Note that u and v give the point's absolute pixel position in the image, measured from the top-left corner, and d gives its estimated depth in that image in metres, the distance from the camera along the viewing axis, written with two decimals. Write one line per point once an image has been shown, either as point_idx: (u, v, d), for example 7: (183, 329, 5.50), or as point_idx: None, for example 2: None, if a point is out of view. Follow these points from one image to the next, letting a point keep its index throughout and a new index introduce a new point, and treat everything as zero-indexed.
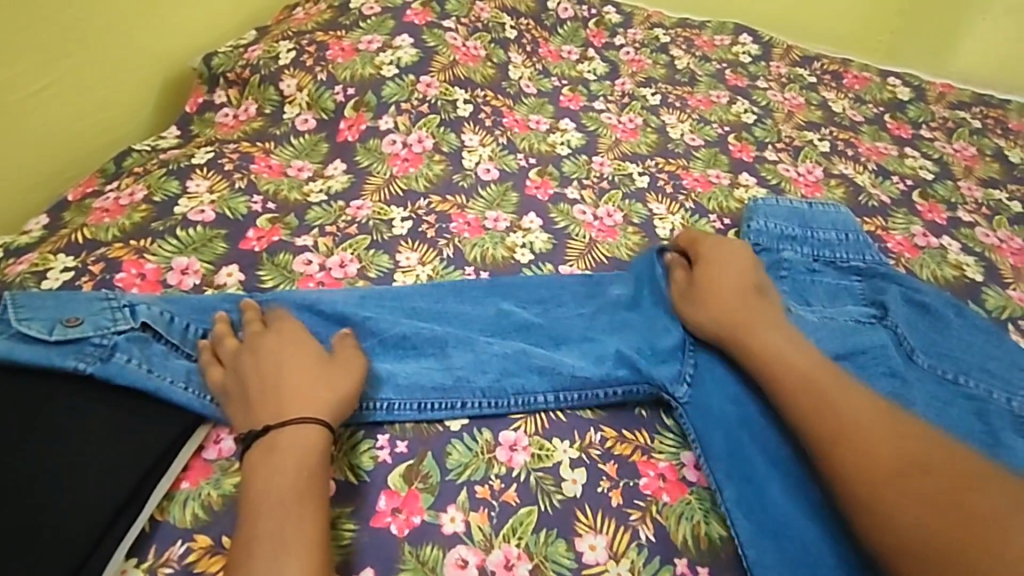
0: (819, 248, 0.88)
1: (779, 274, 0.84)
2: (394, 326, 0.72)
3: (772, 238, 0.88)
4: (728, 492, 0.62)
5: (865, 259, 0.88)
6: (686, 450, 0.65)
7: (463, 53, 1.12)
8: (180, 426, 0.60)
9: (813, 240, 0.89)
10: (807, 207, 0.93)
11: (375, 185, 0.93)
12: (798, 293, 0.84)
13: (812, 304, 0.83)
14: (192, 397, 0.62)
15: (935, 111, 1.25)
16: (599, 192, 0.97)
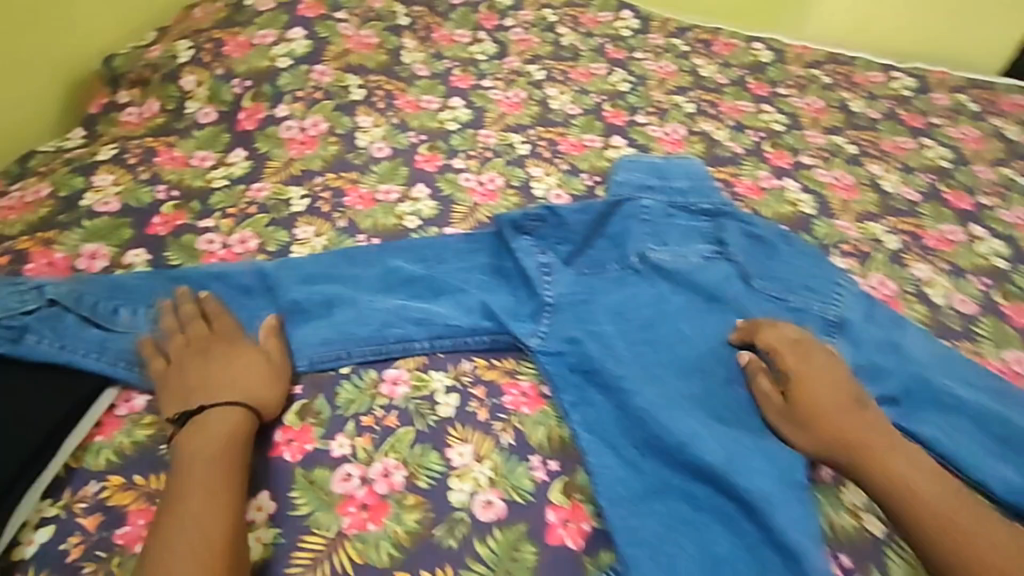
0: (673, 196, 1.00)
1: (638, 218, 0.94)
2: (287, 291, 0.82)
3: (631, 189, 1.00)
4: (582, 400, 0.74)
5: (713, 202, 1.00)
6: (544, 372, 0.77)
7: (356, 42, 1.19)
8: (89, 387, 0.68)
9: (669, 188, 1.01)
10: (663, 162, 1.05)
11: (275, 168, 1.01)
12: (657, 233, 0.94)
13: (669, 243, 0.93)
14: (103, 363, 0.70)
15: (792, 70, 1.39)
16: (483, 161, 1.07)
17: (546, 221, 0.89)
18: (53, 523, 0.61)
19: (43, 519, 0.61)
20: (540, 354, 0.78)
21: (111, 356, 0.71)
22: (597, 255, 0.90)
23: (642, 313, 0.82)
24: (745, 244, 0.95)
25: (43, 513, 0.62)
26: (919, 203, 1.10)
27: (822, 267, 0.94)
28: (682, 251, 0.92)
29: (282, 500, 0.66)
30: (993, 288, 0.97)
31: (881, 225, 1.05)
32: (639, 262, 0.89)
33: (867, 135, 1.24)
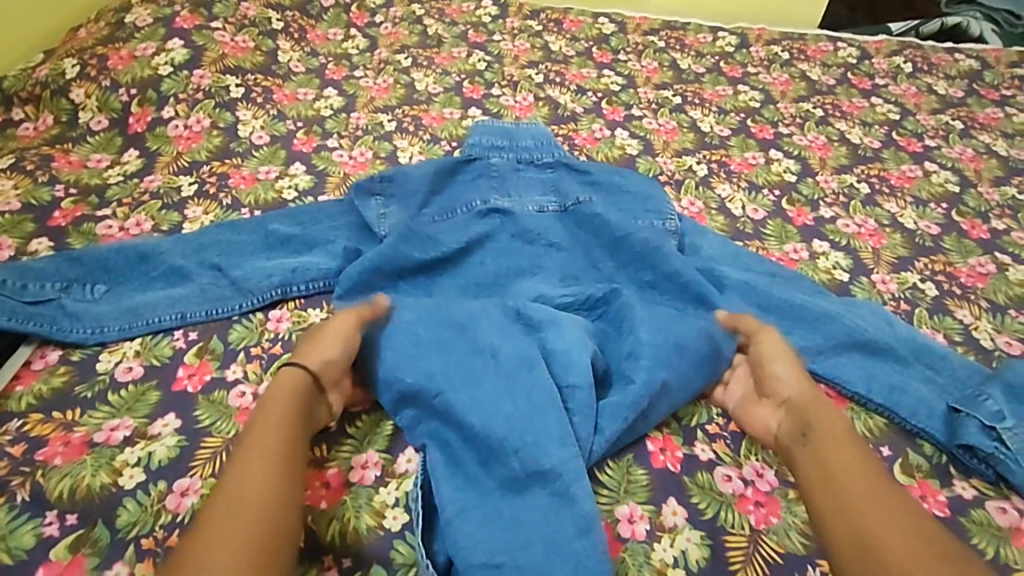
0: (519, 153, 1.14)
1: (485, 172, 1.09)
2: (178, 258, 0.95)
3: (483, 148, 1.13)
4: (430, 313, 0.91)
5: (553, 154, 1.14)
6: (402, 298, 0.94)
7: (232, 46, 1.33)
8: (3, 345, 0.82)
9: (515, 148, 1.14)
10: (513, 127, 1.18)
11: (166, 161, 1.14)
12: (501, 183, 1.08)
13: (511, 189, 1.08)
14: (14, 324, 0.83)
15: (631, 39, 1.59)
16: (354, 139, 1.23)
17: (403, 182, 1.06)
18: None
19: None
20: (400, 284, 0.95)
21: (21, 318, 0.84)
22: (448, 200, 1.07)
23: (481, 239, 1.00)
24: (581, 182, 1.10)
25: None
26: (729, 138, 1.31)
27: (653, 190, 1.08)
28: (521, 195, 1.07)
29: (187, 417, 0.79)
30: (781, 198, 1.18)
31: (695, 157, 1.25)
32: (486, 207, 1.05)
33: (692, 87, 1.45)
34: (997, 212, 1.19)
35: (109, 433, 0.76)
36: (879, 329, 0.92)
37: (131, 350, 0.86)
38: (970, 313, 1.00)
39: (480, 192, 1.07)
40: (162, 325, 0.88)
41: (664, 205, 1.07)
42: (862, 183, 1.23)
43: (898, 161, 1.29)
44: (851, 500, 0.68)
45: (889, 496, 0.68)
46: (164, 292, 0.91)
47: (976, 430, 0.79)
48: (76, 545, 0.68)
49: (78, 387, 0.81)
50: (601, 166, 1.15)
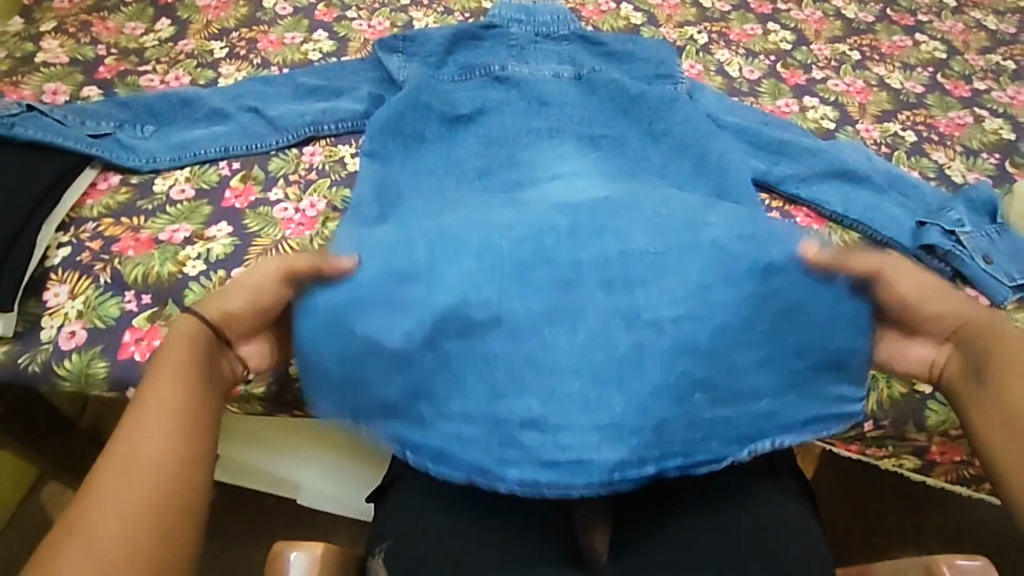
0: (538, 26, 1.17)
1: (502, 39, 1.16)
2: (218, 102, 1.03)
3: (504, 19, 1.18)
4: (452, 167, 0.98)
5: (570, 29, 1.17)
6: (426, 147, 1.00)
7: None
8: (74, 161, 0.92)
9: (534, 23, 1.18)
10: (532, 4, 1.20)
11: (197, 28, 1.21)
12: (519, 53, 1.15)
13: (529, 60, 1.14)
14: (82, 149, 0.93)
15: None
16: (371, 10, 1.28)
17: (425, 47, 1.13)
18: (69, 245, 0.87)
19: (61, 243, 0.87)
20: (424, 134, 1.00)
21: (85, 144, 0.93)
22: (465, 62, 1.13)
23: (496, 96, 1.07)
24: (596, 49, 1.16)
25: (60, 240, 0.87)
26: (730, 12, 1.36)
27: (670, 60, 1.15)
28: (539, 63, 1.14)
29: (237, 226, 0.90)
30: (776, 62, 1.25)
31: (696, 28, 1.31)
32: (503, 73, 1.11)
33: None
34: (980, 76, 1.25)
35: (172, 234, 0.88)
36: (863, 162, 1.00)
37: (182, 174, 0.96)
38: (944, 155, 1.08)
39: (496, 57, 1.14)
40: (206, 156, 0.97)
41: (676, 72, 1.13)
42: (854, 51, 1.29)
43: (890, 33, 1.34)
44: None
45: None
46: (207, 130, 1.00)
47: (938, 233, 0.90)
48: (153, 317, 0.82)
49: (139, 201, 0.92)
50: (619, 36, 1.19)
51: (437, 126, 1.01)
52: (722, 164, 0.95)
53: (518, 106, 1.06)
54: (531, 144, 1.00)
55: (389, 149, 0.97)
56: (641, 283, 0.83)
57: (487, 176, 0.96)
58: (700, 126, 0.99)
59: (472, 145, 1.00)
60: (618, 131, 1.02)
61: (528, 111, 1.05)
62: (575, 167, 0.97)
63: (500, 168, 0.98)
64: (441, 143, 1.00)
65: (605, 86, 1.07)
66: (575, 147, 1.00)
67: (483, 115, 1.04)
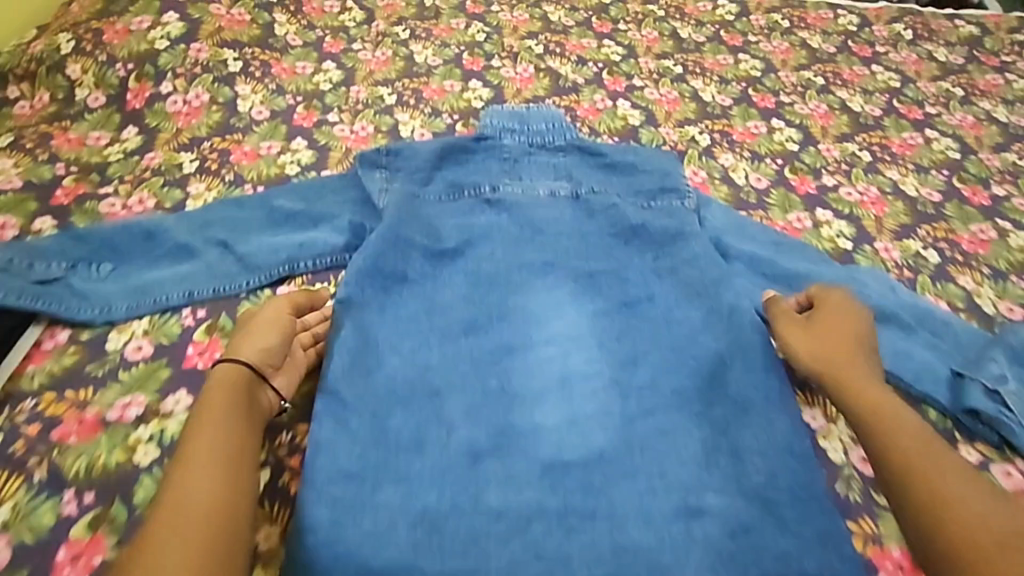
0: (532, 137, 1.11)
1: (495, 152, 1.09)
2: (183, 234, 0.95)
3: (496, 130, 1.11)
4: (439, 309, 0.88)
5: (567, 139, 1.11)
6: (407, 286, 0.90)
7: (229, 20, 1.30)
8: (12, 325, 0.84)
9: (528, 132, 1.11)
10: (524, 110, 1.14)
11: (165, 138, 1.13)
12: (514, 171, 1.08)
13: (523, 177, 1.07)
14: (25, 305, 0.84)
15: (631, 8, 1.57)
16: (354, 113, 1.22)
17: (412, 163, 1.06)
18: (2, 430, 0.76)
19: None
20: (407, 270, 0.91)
21: (31, 296, 0.84)
22: (453, 180, 1.06)
23: (484, 224, 1.01)
24: (593, 160, 1.09)
25: None
26: (731, 107, 1.30)
27: (676, 171, 1.07)
28: (533, 180, 1.07)
29: (199, 392, 0.80)
30: (784, 167, 1.18)
31: (697, 128, 1.25)
32: (494, 197, 1.04)
33: (692, 57, 1.43)
34: (998, 178, 1.19)
35: (122, 411, 0.78)
36: (885, 295, 0.93)
37: (138, 326, 0.86)
38: (972, 279, 1.01)
39: (486, 174, 1.07)
40: (167, 300, 0.88)
41: (682, 186, 1.06)
42: (864, 151, 1.23)
43: (899, 129, 1.28)
44: (937, 486, 0.69)
45: (951, 462, 0.72)
46: (169, 270, 0.90)
47: (980, 394, 0.82)
48: (94, 523, 0.70)
49: (85, 365, 0.82)
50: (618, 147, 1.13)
51: (421, 262, 0.93)
52: (731, 310, 0.88)
53: (512, 234, 0.99)
54: (521, 285, 0.93)
55: (370, 292, 0.87)
56: (641, 488, 0.73)
57: (476, 331, 0.86)
58: (703, 261, 0.94)
59: (460, 283, 0.92)
60: (621, 262, 0.97)
61: (521, 241, 0.99)
62: (572, 318, 0.89)
63: (491, 319, 0.87)
64: (426, 282, 0.91)
65: (599, 213, 1.03)
66: (571, 290, 0.93)
67: (472, 246, 0.97)
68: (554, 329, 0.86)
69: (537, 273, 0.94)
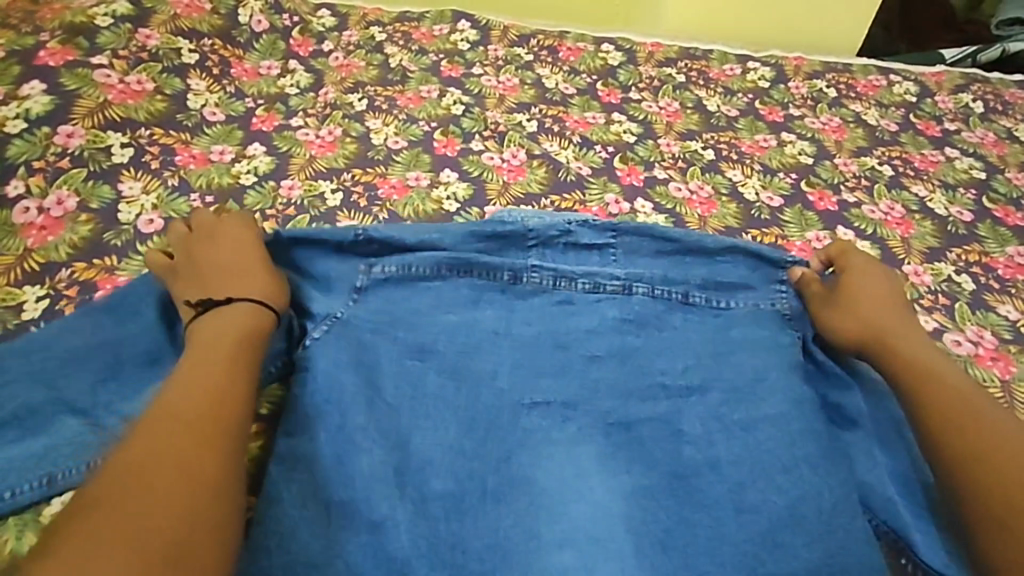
0: (547, 245, 0.80)
1: (507, 247, 0.79)
2: (44, 401, 0.65)
3: (494, 240, 0.79)
4: (417, 532, 0.61)
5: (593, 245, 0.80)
6: (365, 499, 0.62)
7: (120, 91, 0.98)
8: None
9: (541, 238, 0.80)
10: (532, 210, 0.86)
11: (5, 265, 0.80)
12: (523, 305, 0.76)
13: (534, 320, 0.75)
14: None
15: (644, 71, 1.28)
16: (283, 221, 0.91)
17: (399, 266, 0.75)
18: None
19: None
20: (367, 479, 0.63)
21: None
22: (451, 290, 0.76)
23: (490, 361, 0.71)
24: (648, 262, 0.80)
25: None
26: (782, 210, 1.00)
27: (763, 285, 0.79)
28: (550, 322, 0.75)
29: None
30: None
31: (741, 242, 0.95)
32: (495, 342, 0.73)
33: (725, 137, 1.14)
34: None
35: None
36: None
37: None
38: None
39: (494, 278, 0.77)
40: (5, 512, 0.60)
41: (775, 317, 0.77)
42: (963, 275, 0.94)
43: (1000, 241, 1.00)
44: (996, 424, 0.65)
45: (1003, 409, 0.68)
46: (19, 449, 0.62)
47: None
48: None
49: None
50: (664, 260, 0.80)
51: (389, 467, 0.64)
52: (825, 520, 0.63)
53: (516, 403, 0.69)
54: (532, 432, 0.68)
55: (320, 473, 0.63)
56: None
57: (458, 514, 0.62)
58: (793, 426, 0.68)
59: (449, 444, 0.66)
60: (678, 458, 0.67)
61: (534, 422, 0.68)
62: (599, 498, 0.64)
63: (482, 497, 0.63)
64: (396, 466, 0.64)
65: (653, 346, 0.74)
66: (601, 450, 0.67)
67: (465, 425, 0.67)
68: (570, 545, 0.61)
69: (554, 470, 0.65)
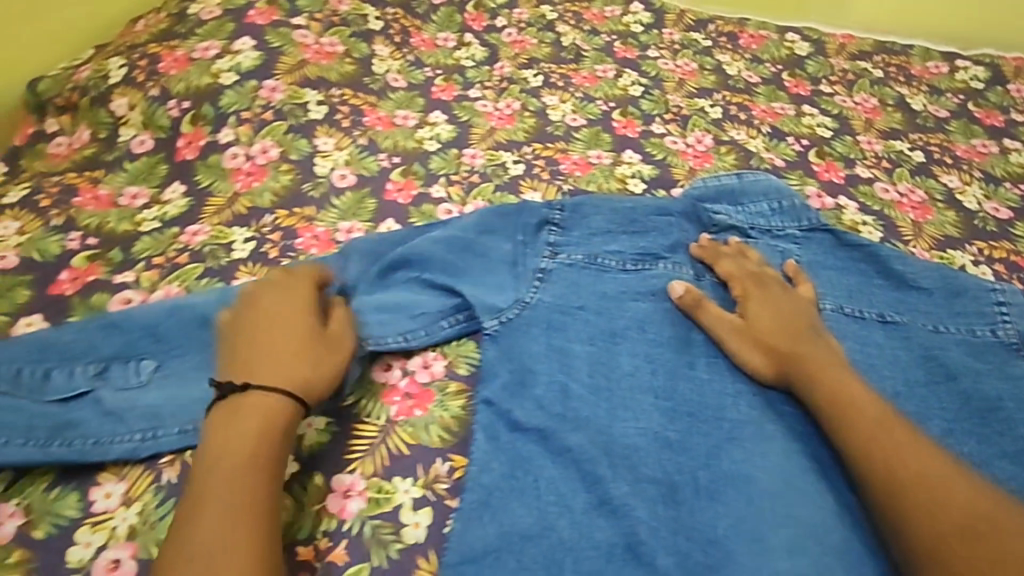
0: (752, 219, 0.83)
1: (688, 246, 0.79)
2: None
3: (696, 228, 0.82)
4: (623, 509, 0.58)
5: (793, 233, 0.82)
6: (573, 468, 0.60)
7: (315, 51, 1.01)
8: None
9: (742, 216, 0.83)
10: (737, 181, 0.86)
11: (216, 207, 0.85)
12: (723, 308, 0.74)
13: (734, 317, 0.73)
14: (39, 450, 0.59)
15: (835, 64, 1.18)
16: (467, 187, 0.90)
17: (587, 258, 0.76)
18: None
19: None
20: (578, 447, 0.61)
21: (41, 439, 0.60)
22: (640, 282, 0.74)
23: (684, 354, 0.68)
24: (834, 273, 0.78)
25: None
26: (1010, 224, 0.89)
27: (973, 304, 0.73)
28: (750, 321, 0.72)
29: None
30: None
31: (966, 254, 0.84)
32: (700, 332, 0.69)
33: (935, 139, 1.02)
34: None
35: None
36: None
37: (132, 482, 0.60)
38: None
39: (678, 270, 0.76)
40: None
41: (998, 346, 0.71)
42: None
43: None
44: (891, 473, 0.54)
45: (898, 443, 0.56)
46: None
47: None
48: None
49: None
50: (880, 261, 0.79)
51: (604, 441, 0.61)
52: None
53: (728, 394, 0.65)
54: (744, 426, 0.62)
55: (525, 449, 0.61)
56: None
57: (673, 503, 0.59)
58: None
59: (653, 432, 0.62)
60: None
61: (748, 412, 0.64)
62: (830, 504, 0.57)
63: (696, 490, 0.59)
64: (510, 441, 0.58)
65: (859, 359, 0.70)
66: (823, 458, 0.61)
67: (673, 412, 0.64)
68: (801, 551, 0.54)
69: (773, 471, 0.59)
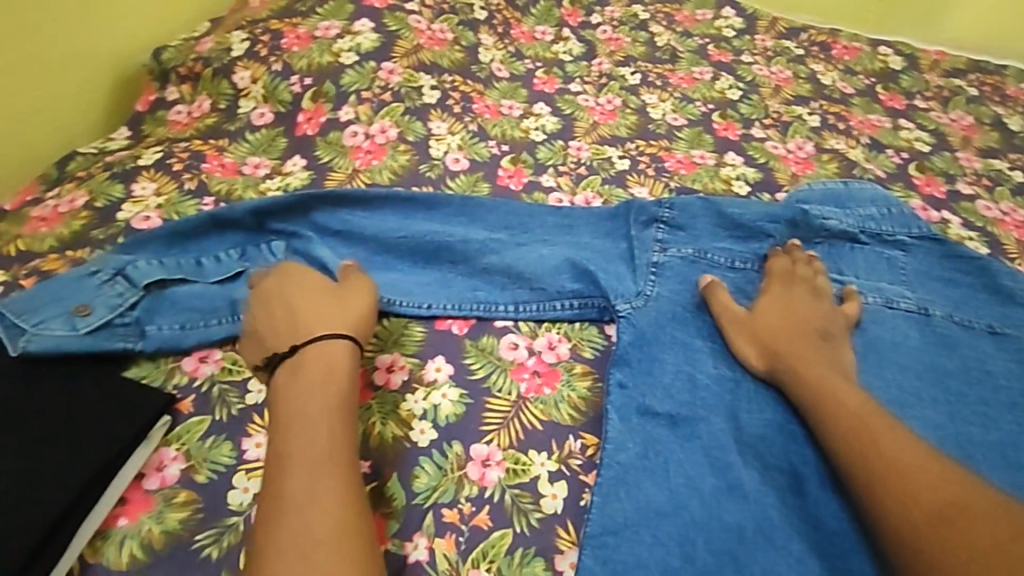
0: (863, 222, 0.84)
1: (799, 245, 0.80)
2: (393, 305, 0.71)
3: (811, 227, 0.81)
4: (753, 494, 0.60)
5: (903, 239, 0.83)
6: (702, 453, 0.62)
7: (428, 37, 1.04)
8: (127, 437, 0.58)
9: (853, 218, 0.84)
10: (844, 187, 0.88)
11: (337, 182, 0.88)
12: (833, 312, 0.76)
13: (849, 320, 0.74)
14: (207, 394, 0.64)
15: (930, 80, 1.19)
16: (576, 178, 0.92)
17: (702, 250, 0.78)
18: None
19: None
20: (707, 435, 0.63)
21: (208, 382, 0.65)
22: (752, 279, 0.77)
23: None
24: (941, 284, 0.79)
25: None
26: None
27: None
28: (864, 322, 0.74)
29: None
30: None
31: None
32: None
33: None
34: None
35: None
36: None
37: None
38: None
39: None
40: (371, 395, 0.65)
41: None
42: None
43: None
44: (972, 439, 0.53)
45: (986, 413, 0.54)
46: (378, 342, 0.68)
47: None
48: None
49: (158, 507, 0.58)
50: (991, 275, 0.80)
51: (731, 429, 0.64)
52: None
53: None
54: None
55: (654, 432, 0.64)
56: None
57: (799, 494, 0.61)
58: None
59: (779, 424, 0.64)
60: None
61: None
62: None
63: (823, 481, 0.61)
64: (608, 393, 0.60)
65: (974, 367, 0.72)
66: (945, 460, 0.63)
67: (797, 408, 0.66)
68: None
69: None
